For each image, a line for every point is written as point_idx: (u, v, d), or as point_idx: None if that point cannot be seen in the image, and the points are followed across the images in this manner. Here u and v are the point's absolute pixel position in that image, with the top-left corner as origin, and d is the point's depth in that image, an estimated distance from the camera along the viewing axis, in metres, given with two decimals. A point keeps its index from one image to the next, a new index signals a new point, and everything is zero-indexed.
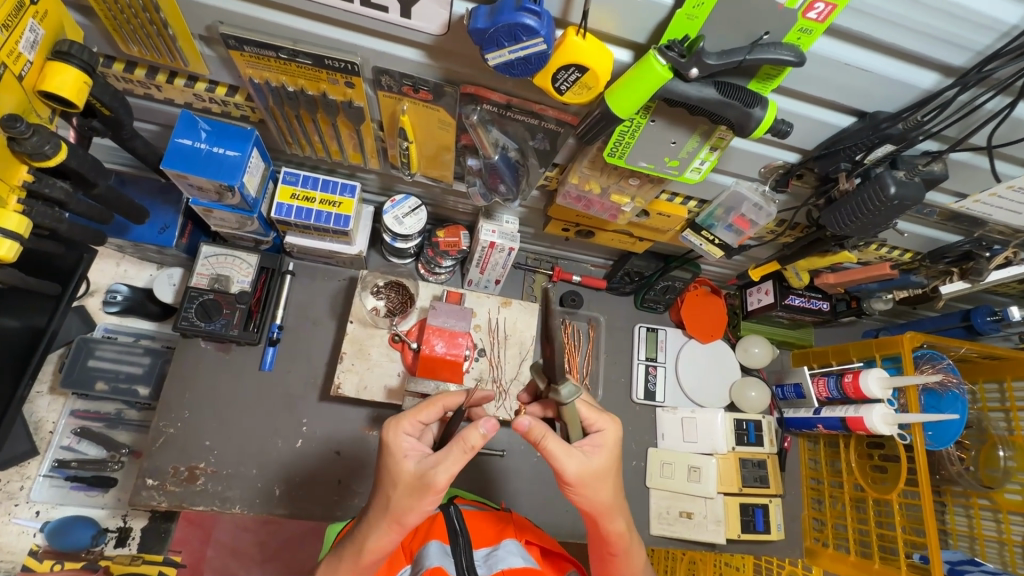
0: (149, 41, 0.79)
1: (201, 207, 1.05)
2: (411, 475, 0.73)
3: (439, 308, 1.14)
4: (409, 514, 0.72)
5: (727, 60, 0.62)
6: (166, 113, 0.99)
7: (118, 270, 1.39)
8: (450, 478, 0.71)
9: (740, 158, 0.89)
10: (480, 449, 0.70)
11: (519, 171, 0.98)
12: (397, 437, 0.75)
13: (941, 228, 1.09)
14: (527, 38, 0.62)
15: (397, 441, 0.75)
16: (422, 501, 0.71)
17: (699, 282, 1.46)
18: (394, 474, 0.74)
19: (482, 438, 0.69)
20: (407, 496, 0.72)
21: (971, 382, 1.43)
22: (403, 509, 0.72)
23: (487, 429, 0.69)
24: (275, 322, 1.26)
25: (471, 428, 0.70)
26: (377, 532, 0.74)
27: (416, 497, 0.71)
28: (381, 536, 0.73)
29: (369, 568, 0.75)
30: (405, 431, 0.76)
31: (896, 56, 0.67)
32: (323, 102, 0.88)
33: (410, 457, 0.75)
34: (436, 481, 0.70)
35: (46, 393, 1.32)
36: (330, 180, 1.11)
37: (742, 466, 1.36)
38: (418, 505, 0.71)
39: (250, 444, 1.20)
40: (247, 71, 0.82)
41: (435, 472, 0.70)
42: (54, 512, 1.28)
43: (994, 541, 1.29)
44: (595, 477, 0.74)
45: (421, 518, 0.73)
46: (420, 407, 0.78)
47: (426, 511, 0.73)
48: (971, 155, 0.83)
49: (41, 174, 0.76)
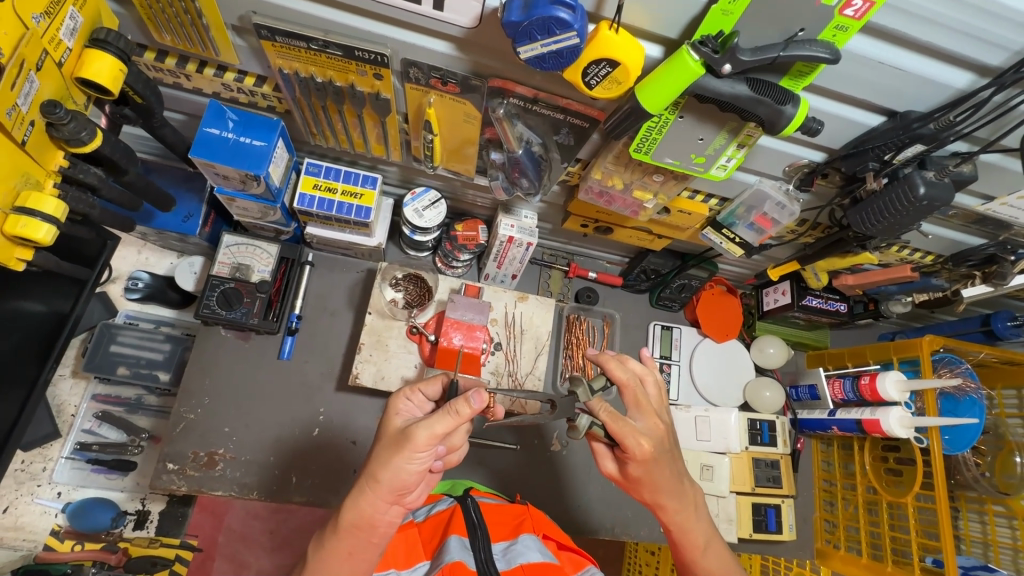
0: (182, 30, 0.80)
1: (225, 196, 1.06)
2: (398, 430, 0.77)
3: (459, 300, 1.18)
4: (384, 472, 0.74)
5: (761, 56, 0.62)
6: (194, 103, 1.00)
7: (141, 257, 1.41)
8: (430, 437, 0.72)
9: (765, 156, 0.89)
10: (467, 419, 0.71)
11: (542, 165, 0.98)
12: (397, 399, 0.83)
13: (966, 231, 1.08)
14: (560, 31, 0.62)
15: (395, 402, 0.83)
16: (400, 456, 0.73)
17: (715, 281, 1.45)
18: (387, 429, 0.79)
19: (470, 408, 0.71)
20: (388, 449, 0.75)
21: (989, 387, 1.41)
22: (381, 465, 0.74)
23: (476, 401, 0.71)
24: (295, 311, 1.27)
25: (462, 396, 0.72)
26: (361, 493, 0.75)
27: (395, 450, 0.73)
28: (362, 496, 0.75)
29: (351, 535, 0.75)
30: (403, 398, 0.83)
31: (932, 55, 0.67)
32: (351, 94, 0.88)
33: (402, 416, 0.81)
34: (414, 436, 0.71)
35: (69, 376, 1.35)
36: (352, 171, 1.12)
37: (755, 466, 1.36)
38: (395, 460, 0.73)
39: (267, 430, 1.22)
40: (277, 61, 0.83)
41: (416, 427, 0.72)
42: (75, 493, 1.31)
43: (1008, 547, 1.27)
44: (647, 463, 0.81)
45: (397, 480, 0.74)
46: (425, 381, 0.87)
47: (405, 472, 0.74)
48: (1001, 157, 0.82)
49: (76, 160, 0.77)
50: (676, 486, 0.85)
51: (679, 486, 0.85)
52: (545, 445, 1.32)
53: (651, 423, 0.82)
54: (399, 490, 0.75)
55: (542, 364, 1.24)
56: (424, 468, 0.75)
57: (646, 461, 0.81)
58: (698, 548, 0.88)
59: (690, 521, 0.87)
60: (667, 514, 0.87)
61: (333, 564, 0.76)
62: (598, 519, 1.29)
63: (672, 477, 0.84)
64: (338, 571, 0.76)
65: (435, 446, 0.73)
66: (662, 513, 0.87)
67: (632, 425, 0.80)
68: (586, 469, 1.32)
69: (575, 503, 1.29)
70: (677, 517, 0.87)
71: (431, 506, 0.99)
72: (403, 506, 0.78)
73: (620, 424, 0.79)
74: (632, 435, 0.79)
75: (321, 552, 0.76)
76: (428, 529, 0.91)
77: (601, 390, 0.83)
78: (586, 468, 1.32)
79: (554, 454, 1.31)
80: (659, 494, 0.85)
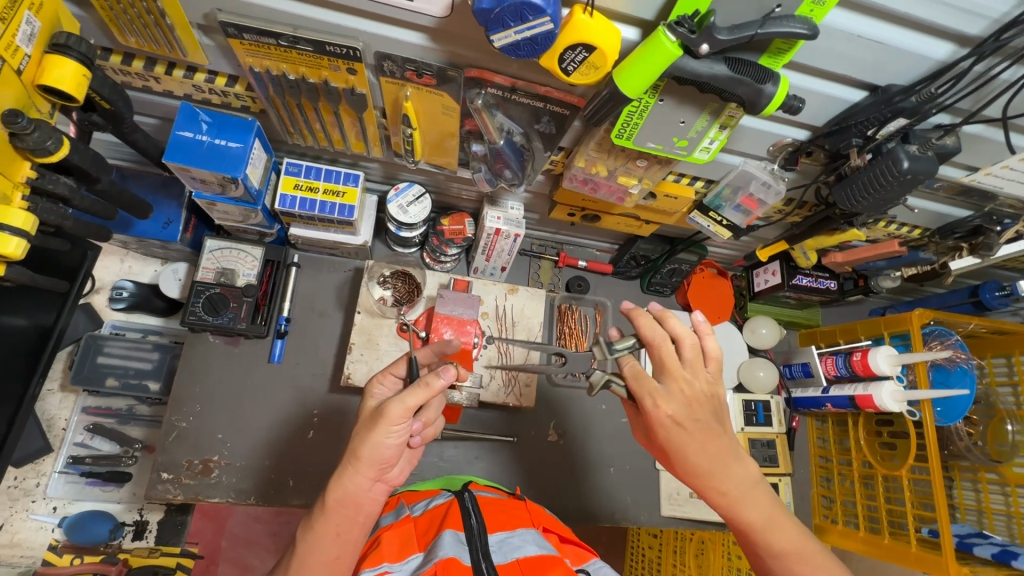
0: (146, 31, 0.78)
1: (205, 201, 1.04)
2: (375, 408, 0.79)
3: (448, 295, 1.17)
4: (364, 448, 0.76)
5: (738, 35, 0.61)
6: (167, 106, 0.98)
7: (123, 266, 1.38)
8: (404, 411, 0.75)
9: (749, 136, 0.88)
10: (438, 390, 0.75)
11: (524, 155, 0.96)
12: (370, 385, 0.86)
13: (952, 203, 1.08)
14: (533, 17, 0.60)
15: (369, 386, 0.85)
16: (377, 432, 0.75)
17: (704, 264, 1.45)
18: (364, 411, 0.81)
19: (438, 380, 0.75)
20: (367, 425, 0.77)
21: (979, 357, 1.42)
22: (361, 440, 0.76)
23: (445, 374, 0.76)
24: (282, 314, 1.25)
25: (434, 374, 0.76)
26: (344, 471, 0.77)
27: (371, 425, 0.76)
28: (346, 474, 0.77)
29: (337, 513, 0.78)
30: (380, 381, 0.86)
31: (912, 27, 0.66)
32: (325, 90, 0.86)
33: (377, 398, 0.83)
34: (389, 410, 0.75)
35: (58, 390, 1.33)
36: (333, 169, 1.10)
37: (752, 446, 1.38)
38: (373, 437, 0.75)
39: (261, 435, 1.21)
40: (247, 59, 0.81)
41: (389, 403, 0.75)
42: (71, 507, 1.30)
43: (1002, 513, 1.29)
44: (695, 433, 0.77)
45: (378, 453, 0.76)
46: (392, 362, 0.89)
47: (384, 446, 0.76)
48: (984, 128, 0.82)
49: (44, 170, 0.75)
50: (720, 459, 0.79)
51: (716, 464, 0.79)
52: (542, 436, 1.31)
53: (681, 385, 0.78)
54: (380, 465, 0.77)
55: (535, 355, 1.24)
56: (401, 441, 0.77)
57: (690, 434, 0.77)
58: (762, 527, 0.82)
59: (741, 500, 0.82)
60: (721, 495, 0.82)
61: (323, 543, 0.77)
62: (598, 506, 1.30)
63: (714, 452, 0.79)
64: (326, 551, 0.77)
65: (410, 419, 0.76)
66: (716, 494, 0.82)
67: (656, 385, 0.78)
68: (584, 457, 1.32)
69: (576, 492, 1.30)
70: (729, 500, 0.82)
71: (428, 499, 0.99)
72: (385, 483, 0.81)
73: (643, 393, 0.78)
74: (659, 403, 0.77)
75: (310, 533, 0.78)
76: (423, 522, 0.91)
77: (625, 348, 0.82)
78: (583, 456, 1.32)
79: (552, 445, 1.31)
80: (708, 462, 0.79)
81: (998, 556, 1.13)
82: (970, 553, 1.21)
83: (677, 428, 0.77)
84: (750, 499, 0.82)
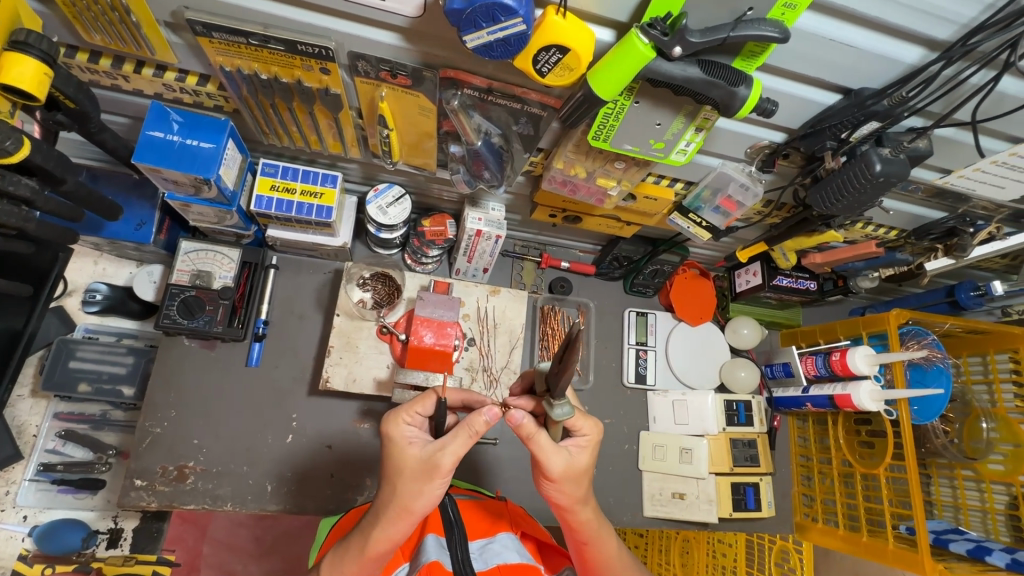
0: (112, 29, 0.76)
1: (178, 202, 1.02)
2: (421, 463, 0.72)
3: (426, 296, 1.10)
4: (416, 501, 0.72)
5: (710, 38, 0.61)
6: (138, 105, 0.95)
7: (97, 268, 1.35)
8: (456, 460, 0.71)
9: (727, 139, 0.88)
10: (484, 433, 0.71)
11: (503, 156, 0.96)
12: (398, 428, 0.75)
13: (927, 205, 1.09)
14: (505, 17, 0.60)
15: (398, 432, 0.74)
16: (433, 485, 0.71)
17: (687, 265, 1.44)
18: (405, 464, 0.73)
19: (486, 423, 0.70)
20: (419, 481, 0.71)
21: (955, 356, 1.44)
22: (413, 496, 0.71)
23: (491, 415, 0.69)
24: (260, 317, 1.24)
25: (474, 413, 0.70)
26: (389, 522, 0.73)
27: (425, 481, 0.71)
28: (392, 525, 0.73)
29: (374, 556, 0.75)
30: (406, 423, 0.75)
31: (883, 31, 0.66)
32: (299, 90, 0.85)
33: (414, 445, 0.74)
34: (443, 465, 0.70)
35: (28, 396, 1.29)
36: (310, 169, 1.08)
37: (733, 446, 1.38)
38: (428, 491, 0.71)
39: (238, 439, 1.19)
40: (217, 58, 0.79)
41: (442, 455, 0.70)
42: (42, 516, 1.27)
43: (976, 509, 1.31)
44: (573, 479, 0.77)
45: (429, 503, 0.73)
46: (419, 398, 0.77)
47: (437, 496, 0.73)
48: (955, 131, 0.83)
49: (5, 171, 0.73)
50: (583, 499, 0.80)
51: (579, 505, 0.80)
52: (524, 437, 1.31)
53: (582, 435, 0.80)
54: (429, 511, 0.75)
55: (517, 357, 1.23)
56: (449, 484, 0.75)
57: (568, 478, 0.77)
58: (613, 561, 0.87)
59: (601, 534, 0.85)
60: (580, 530, 0.84)
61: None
62: None
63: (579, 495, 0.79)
64: None
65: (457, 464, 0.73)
66: (575, 530, 0.84)
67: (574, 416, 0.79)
68: None
69: None
70: (588, 537, 0.85)
71: None
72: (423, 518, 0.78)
73: (541, 433, 0.73)
74: (551, 451, 0.74)
75: (342, 566, 0.77)
76: None
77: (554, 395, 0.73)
78: None
79: None
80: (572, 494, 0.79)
81: (973, 553, 1.15)
82: (946, 549, 1.23)
83: (558, 477, 0.76)
84: (605, 531, 0.86)
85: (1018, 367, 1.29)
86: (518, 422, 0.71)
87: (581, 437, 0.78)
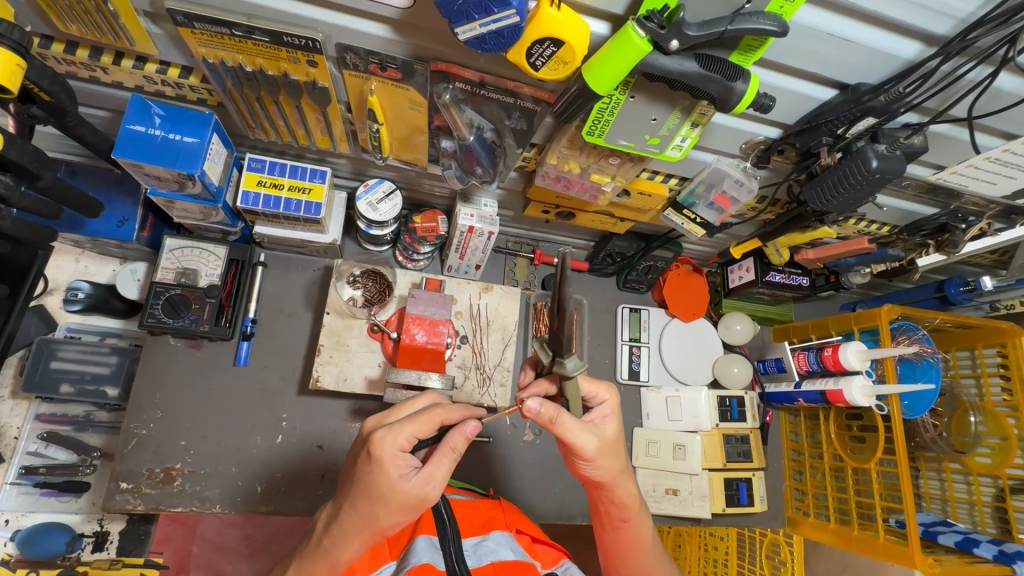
0: (88, 18, 0.73)
1: (161, 198, 0.99)
2: (410, 497, 0.69)
3: (419, 295, 1.11)
4: (394, 526, 0.71)
5: (708, 31, 0.59)
6: (117, 98, 0.92)
7: (79, 266, 1.32)
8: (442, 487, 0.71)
9: (721, 134, 0.87)
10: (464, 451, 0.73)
11: (496, 152, 0.94)
12: (390, 460, 0.68)
13: (919, 201, 1.09)
14: (498, 9, 0.58)
15: (390, 463, 0.68)
16: (414, 513, 0.71)
17: (681, 261, 1.43)
18: (390, 494, 0.68)
19: (468, 441, 0.72)
20: (404, 512, 0.70)
21: (944, 350, 1.45)
22: (390, 522, 0.70)
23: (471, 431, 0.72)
24: (248, 315, 1.21)
25: (455, 432, 0.71)
26: (359, 539, 0.72)
27: (411, 511, 0.70)
28: (358, 539, 0.72)
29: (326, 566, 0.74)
30: (397, 451, 0.68)
31: (880, 26, 0.66)
32: (285, 83, 0.82)
33: (405, 476, 0.69)
34: (432, 498, 0.70)
35: (9, 398, 1.26)
36: (298, 165, 1.06)
37: (726, 442, 1.39)
38: (409, 517, 0.71)
39: (226, 440, 1.17)
40: (200, 50, 0.76)
41: (433, 490, 0.70)
42: (25, 519, 1.24)
43: (964, 502, 1.32)
44: (608, 452, 0.79)
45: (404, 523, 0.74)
46: (414, 424, 0.69)
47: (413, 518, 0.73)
48: (950, 127, 0.83)
49: None
50: (621, 478, 0.83)
51: (619, 478, 0.82)
52: (517, 435, 1.30)
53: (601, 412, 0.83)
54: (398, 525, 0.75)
55: (510, 354, 1.22)
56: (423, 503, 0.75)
57: (604, 452, 0.79)
58: (648, 542, 0.89)
59: (640, 514, 0.88)
60: (622, 508, 0.86)
61: None
62: (574, 505, 1.29)
63: (619, 469, 0.82)
64: None
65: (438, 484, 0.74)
66: (618, 507, 0.86)
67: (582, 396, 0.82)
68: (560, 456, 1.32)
69: (552, 490, 1.29)
70: (630, 515, 0.87)
71: None
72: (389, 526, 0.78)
73: (563, 415, 0.75)
74: (580, 431, 0.76)
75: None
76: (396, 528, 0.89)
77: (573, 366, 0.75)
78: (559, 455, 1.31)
79: (527, 445, 1.30)
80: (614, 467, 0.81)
81: (961, 544, 1.17)
82: (934, 541, 1.24)
83: (595, 455, 0.77)
84: (642, 514, 0.88)
85: (1006, 361, 1.30)
86: (536, 409, 0.72)
87: (601, 405, 0.83)
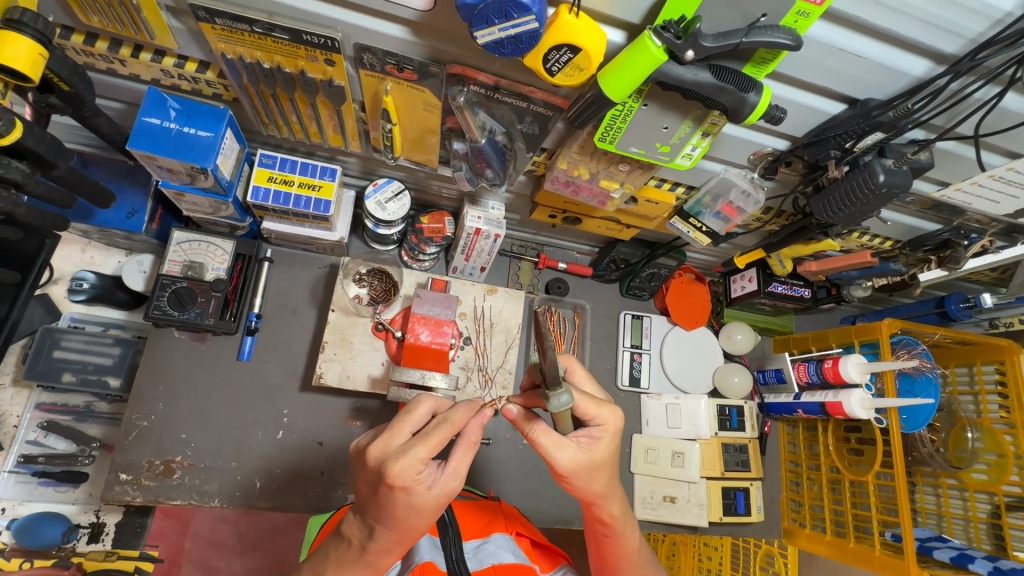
0: (110, 10, 0.73)
1: (172, 191, 1.00)
2: (442, 500, 0.68)
3: (425, 295, 1.11)
4: (428, 528, 0.71)
5: (723, 42, 0.60)
6: (133, 90, 0.93)
7: (84, 256, 1.32)
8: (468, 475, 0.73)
9: (730, 145, 0.89)
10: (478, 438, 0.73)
11: (506, 155, 0.95)
12: (414, 479, 0.66)
13: (922, 216, 1.10)
14: (518, 14, 0.59)
15: (416, 481, 0.66)
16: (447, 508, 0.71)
17: (684, 269, 1.44)
18: (423, 506, 0.67)
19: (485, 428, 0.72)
20: (438, 512, 0.70)
21: (943, 366, 1.45)
22: (427, 526, 0.70)
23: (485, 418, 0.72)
24: (253, 310, 1.22)
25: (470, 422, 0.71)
26: (403, 547, 0.72)
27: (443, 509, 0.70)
28: (399, 548, 0.71)
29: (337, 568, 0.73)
30: (417, 471, 0.66)
31: (891, 43, 0.67)
32: (301, 81, 0.83)
33: (432, 487, 0.67)
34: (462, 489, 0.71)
35: (9, 385, 1.26)
36: (308, 163, 1.07)
37: (725, 451, 1.39)
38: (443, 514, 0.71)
39: (227, 434, 1.17)
40: (219, 45, 0.77)
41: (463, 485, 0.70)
42: (21, 509, 1.23)
43: (960, 518, 1.33)
44: (583, 473, 0.76)
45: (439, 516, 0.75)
46: (429, 441, 0.66)
47: None
48: (956, 144, 0.84)
49: None
50: (606, 495, 0.80)
51: (602, 495, 0.80)
52: (517, 438, 1.31)
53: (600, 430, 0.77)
54: None
55: (513, 357, 1.22)
56: None
57: (580, 473, 0.76)
58: (630, 555, 0.88)
59: (624, 530, 0.86)
60: (604, 525, 0.85)
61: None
62: (571, 509, 1.29)
63: (605, 486, 0.79)
64: None
65: None
66: (603, 522, 0.85)
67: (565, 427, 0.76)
68: None
69: (550, 494, 1.30)
70: (613, 531, 0.86)
71: None
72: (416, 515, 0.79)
73: (543, 429, 0.74)
74: (556, 446, 0.74)
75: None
76: None
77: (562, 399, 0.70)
78: None
79: (526, 448, 1.30)
80: (596, 486, 0.78)
81: (957, 560, 1.17)
82: (930, 556, 1.25)
83: (568, 473, 0.75)
84: (628, 527, 0.87)
85: (1004, 379, 1.30)
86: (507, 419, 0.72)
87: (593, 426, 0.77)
